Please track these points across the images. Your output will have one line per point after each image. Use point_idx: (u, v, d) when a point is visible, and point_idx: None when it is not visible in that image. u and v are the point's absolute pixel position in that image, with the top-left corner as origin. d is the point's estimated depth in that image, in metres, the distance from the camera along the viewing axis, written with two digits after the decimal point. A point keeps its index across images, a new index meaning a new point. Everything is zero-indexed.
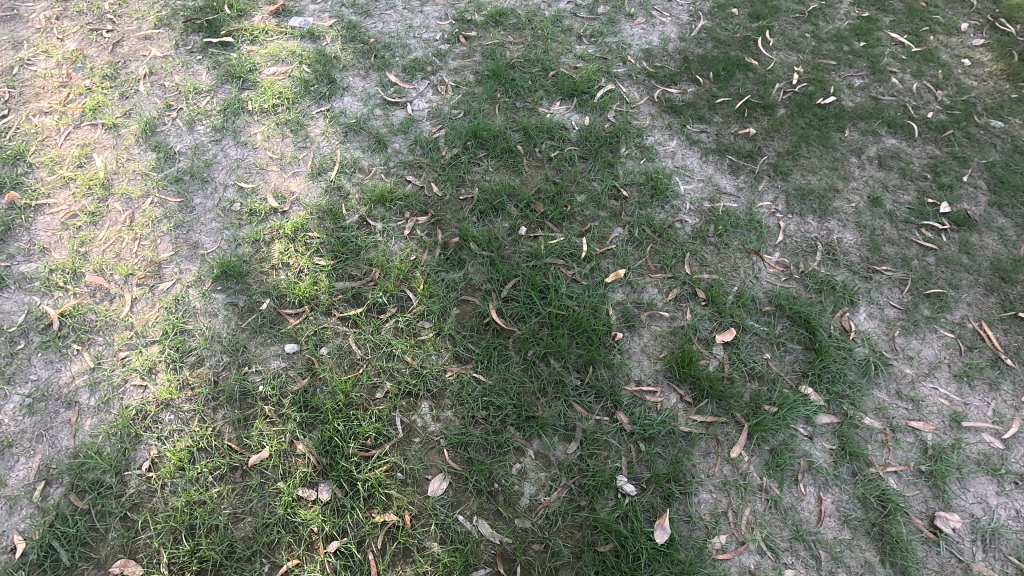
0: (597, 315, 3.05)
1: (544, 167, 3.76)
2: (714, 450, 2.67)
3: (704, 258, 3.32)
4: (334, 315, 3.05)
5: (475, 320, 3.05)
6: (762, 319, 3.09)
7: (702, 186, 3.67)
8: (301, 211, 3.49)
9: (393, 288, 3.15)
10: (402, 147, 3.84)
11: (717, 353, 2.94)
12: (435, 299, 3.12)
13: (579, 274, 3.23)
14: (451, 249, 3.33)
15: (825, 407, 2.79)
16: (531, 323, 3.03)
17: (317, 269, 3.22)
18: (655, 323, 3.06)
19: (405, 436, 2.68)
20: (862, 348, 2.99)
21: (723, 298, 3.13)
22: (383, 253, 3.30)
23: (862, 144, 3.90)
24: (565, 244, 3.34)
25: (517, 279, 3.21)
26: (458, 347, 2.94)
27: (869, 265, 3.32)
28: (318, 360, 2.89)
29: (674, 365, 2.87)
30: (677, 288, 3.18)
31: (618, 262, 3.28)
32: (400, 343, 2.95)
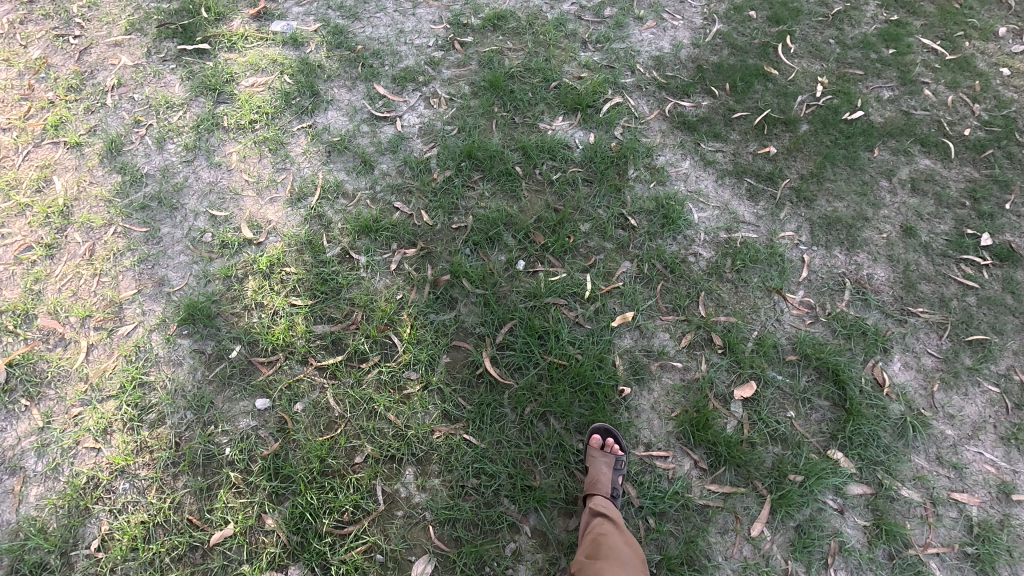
0: (602, 366, 2.76)
1: (545, 191, 3.44)
2: (733, 527, 2.38)
3: (720, 297, 3.01)
4: (311, 364, 2.78)
5: (467, 371, 2.76)
6: (785, 370, 2.78)
7: (718, 214, 3.34)
8: (278, 242, 3.19)
9: (377, 333, 2.86)
10: (390, 169, 3.52)
11: (736, 412, 2.66)
12: (423, 346, 2.83)
13: (582, 316, 2.93)
14: (441, 287, 3.02)
15: (857, 476, 2.50)
16: (529, 375, 2.73)
17: (293, 311, 2.93)
18: (666, 374, 2.76)
19: (386, 509, 2.40)
20: (897, 405, 2.69)
21: (741, 346, 2.83)
22: (366, 291, 3.00)
23: (894, 165, 3.56)
24: (567, 282, 3.04)
25: (513, 322, 2.91)
26: (447, 404, 2.66)
27: (904, 306, 3.00)
28: (291, 418, 2.62)
29: (688, 426, 2.58)
30: (691, 333, 2.88)
31: (625, 302, 2.97)
32: (383, 399, 2.67)
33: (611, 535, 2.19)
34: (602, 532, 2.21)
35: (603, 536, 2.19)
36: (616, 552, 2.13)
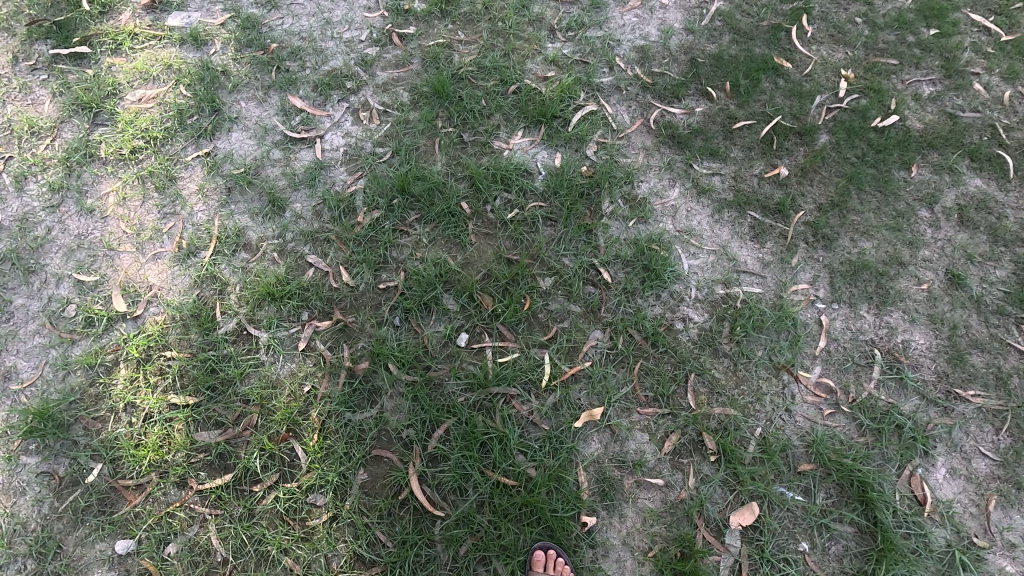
0: (560, 487, 2.16)
1: (497, 234, 2.75)
2: None
3: (714, 382, 2.38)
4: (189, 489, 2.19)
5: (388, 496, 2.17)
6: (797, 484, 2.17)
7: (713, 261, 2.67)
8: (158, 315, 2.53)
9: (274, 444, 2.25)
10: (305, 209, 2.82)
11: (732, 548, 2.06)
12: (333, 461, 2.23)
13: (538, 413, 2.30)
14: (360, 375, 2.39)
15: None
16: (466, 501, 2.15)
17: (169, 414, 2.31)
18: (644, 494, 2.16)
19: None
20: (943, 532, 2.09)
21: (741, 453, 2.21)
22: (265, 384, 2.38)
23: (936, 187, 2.82)
24: (520, 364, 2.39)
25: (450, 423, 2.29)
26: (359, 545, 2.09)
27: (949, 388, 2.35)
28: (157, 568, 2.06)
29: (669, 574, 2.00)
30: (676, 434, 2.26)
31: (593, 392, 2.34)
32: (278, 540, 2.10)
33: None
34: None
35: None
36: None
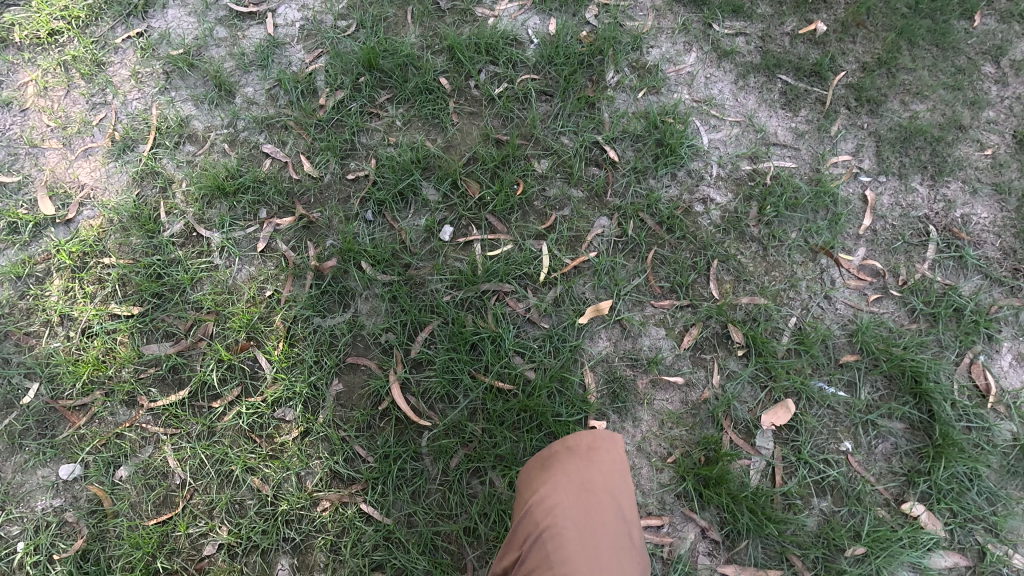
0: (564, 390, 1.87)
1: (484, 113, 2.34)
2: None
3: (741, 269, 2.04)
4: (140, 407, 1.91)
5: (366, 407, 1.89)
6: (839, 379, 1.88)
7: (738, 133, 2.26)
8: (92, 217, 2.18)
9: (233, 355, 1.96)
10: (257, 93, 2.40)
11: (764, 450, 1.79)
12: (301, 371, 1.93)
13: (536, 310, 1.98)
14: (329, 275, 2.06)
15: (946, 542, 1.69)
16: (456, 409, 1.86)
17: (112, 326, 2.00)
18: (660, 395, 1.87)
19: None
20: (1008, 425, 1.81)
21: (773, 346, 1.90)
22: (220, 290, 2.06)
23: (1004, 37, 2.37)
24: (513, 257, 2.05)
25: (434, 325, 1.98)
26: (335, 461, 1.82)
27: (1017, 265, 2.02)
28: (108, 494, 1.81)
29: (693, 481, 1.73)
30: (698, 328, 1.95)
31: (600, 285, 2.01)
32: (243, 458, 1.83)
33: (592, 483, 1.21)
34: (567, 469, 1.26)
35: (559, 478, 1.25)
36: (598, 526, 1.15)
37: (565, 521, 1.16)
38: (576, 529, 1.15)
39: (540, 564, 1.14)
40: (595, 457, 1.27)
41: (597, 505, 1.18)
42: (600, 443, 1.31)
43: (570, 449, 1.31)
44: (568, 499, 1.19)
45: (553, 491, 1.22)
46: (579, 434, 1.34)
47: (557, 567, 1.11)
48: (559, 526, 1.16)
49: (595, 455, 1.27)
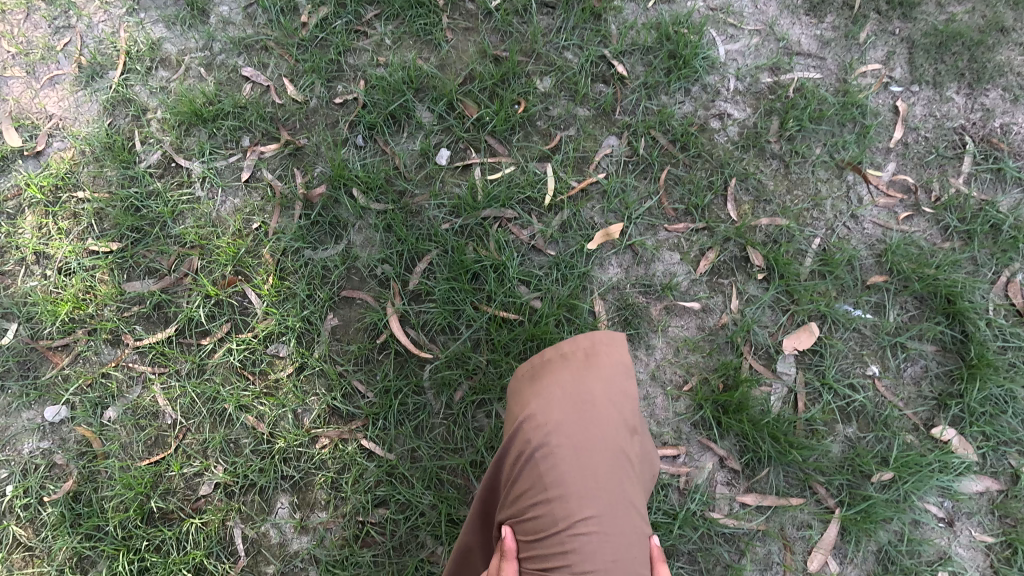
0: (573, 318, 1.77)
1: (479, 28, 2.08)
2: (780, 560, 1.56)
3: (762, 189, 1.89)
4: (125, 346, 1.81)
5: (364, 341, 1.78)
6: (866, 301, 1.76)
7: (759, 45, 2.03)
8: (63, 150, 2.02)
9: (220, 290, 1.84)
10: (233, 12, 2.14)
11: (785, 375, 1.69)
12: (294, 306, 1.82)
13: (542, 236, 1.85)
14: (319, 205, 1.92)
15: (977, 467, 1.61)
16: (458, 341, 1.76)
17: (91, 263, 1.89)
18: (675, 322, 1.76)
19: (251, 565, 1.62)
20: None
21: (796, 268, 1.78)
22: (203, 223, 1.93)
23: None
24: (516, 180, 1.91)
25: (433, 254, 1.85)
26: (333, 396, 1.73)
27: None
28: (96, 435, 1.72)
29: (711, 408, 1.64)
30: (715, 251, 1.82)
31: (609, 208, 1.88)
32: (236, 395, 1.74)
33: (589, 396, 1.10)
34: (561, 381, 1.13)
35: (553, 390, 1.13)
36: (595, 443, 1.07)
37: (560, 440, 1.07)
38: (571, 448, 1.06)
39: (533, 482, 1.08)
40: (592, 365, 1.14)
41: (594, 421, 1.08)
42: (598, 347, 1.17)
43: (564, 356, 1.17)
44: (562, 415, 1.09)
45: (546, 407, 1.11)
46: (575, 337, 1.19)
47: (551, 489, 1.05)
48: (554, 445, 1.07)
49: (594, 363, 1.14)
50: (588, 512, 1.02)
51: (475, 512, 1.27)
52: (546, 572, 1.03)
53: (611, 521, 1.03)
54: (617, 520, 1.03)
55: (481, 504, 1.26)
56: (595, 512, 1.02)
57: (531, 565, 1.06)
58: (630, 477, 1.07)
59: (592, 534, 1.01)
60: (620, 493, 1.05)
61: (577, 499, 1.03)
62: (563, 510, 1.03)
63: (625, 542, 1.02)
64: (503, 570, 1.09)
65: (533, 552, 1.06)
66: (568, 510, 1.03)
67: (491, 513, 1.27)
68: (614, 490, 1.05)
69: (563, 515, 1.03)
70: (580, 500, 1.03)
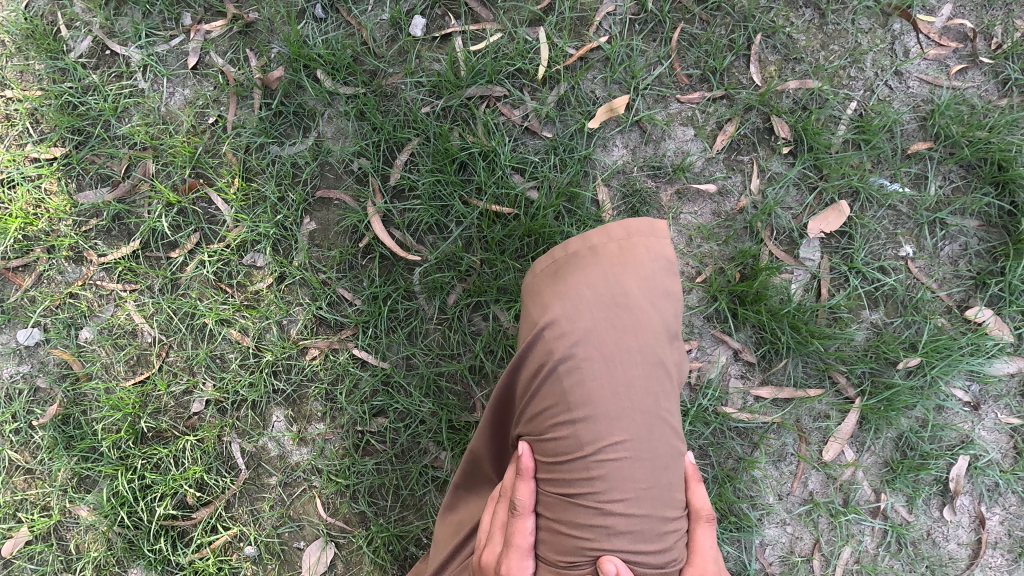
0: (573, 208, 1.58)
1: None
2: (795, 452, 1.49)
3: (791, 46, 1.61)
4: (90, 262, 1.67)
5: (346, 246, 1.63)
6: (905, 173, 1.55)
7: None
8: None
9: (182, 197, 1.66)
10: None
11: (809, 261, 1.54)
12: (265, 210, 1.64)
13: (536, 116, 1.62)
14: (279, 92, 1.68)
15: (1012, 348, 1.49)
16: (448, 240, 1.59)
17: (35, 174, 1.69)
18: (688, 209, 1.58)
19: (252, 478, 1.58)
20: None
21: (827, 138, 1.56)
22: (153, 121, 1.71)
23: None
24: (504, 50, 1.63)
25: (413, 143, 1.63)
26: (318, 306, 1.61)
27: None
28: (75, 356, 1.63)
29: (726, 300, 1.51)
30: (734, 124, 1.59)
31: (613, 79, 1.62)
32: (215, 309, 1.62)
33: (624, 300, 0.96)
34: (590, 281, 0.98)
35: (581, 292, 0.97)
36: (628, 357, 0.94)
37: (587, 353, 0.94)
38: (601, 362, 0.94)
39: (554, 397, 0.97)
40: (628, 262, 0.98)
41: (629, 331, 0.95)
42: (635, 240, 1.00)
43: (593, 250, 1.00)
44: (591, 324, 0.95)
45: (571, 314, 0.96)
46: (608, 227, 1.01)
47: (577, 409, 0.94)
48: (581, 358, 0.95)
49: (632, 261, 0.98)
50: (619, 436, 0.92)
51: (487, 424, 1.18)
52: (569, 496, 0.96)
53: (645, 445, 0.93)
54: (651, 445, 0.94)
55: (492, 416, 1.16)
56: (627, 436, 0.92)
57: (551, 487, 0.99)
58: (666, 395, 0.96)
59: (623, 459, 0.92)
60: (656, 414, 0.94)
61: (607, 420, 0.93)
62: (590, 433, 0.93)
63: (659, 466, 0.94)
64: (520, 490, 1.02)
65: (555, 474, 0.98)
66: (595, 433, 0.93)
67: (504, 425, 1.18)
68: (650, 410, 0.94)
69: (590, 439, 0.93)
70: (610, 423, 0.93)
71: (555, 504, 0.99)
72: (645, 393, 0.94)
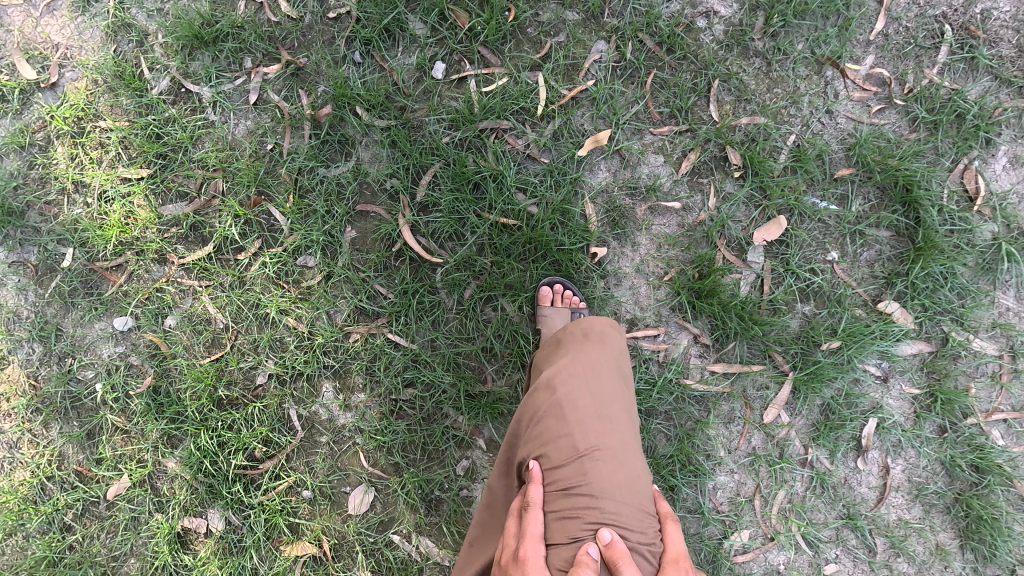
0: (566, 221, 1.95)
1: None
2: (741, 416, 1.87)
3: (743, 89, 1.98)
4: (171, 263, 2.05)
5: (381, 250, 2.00)
6: (832, 193, 1.93)
7: None
8: (77, 79, 2.12)
9: (247, 210, 2.04)
10: None
11: (754, 263, 1.92)
12: (315, 221, 2.02)
13: (536, 145, 1.99)
14: (326, 124, 2.05)
15: (914, 333, 1.87)
16: (465, 246, 1.97)
17: (126, 190, 2.07)
18: (658, 221, 1.96)
19: (307, 437, 1.96)
20: (990, 226, 1.89)
21: (770, 164, 1.93)
22: (221, 147, 2.09)
23: None
24: (509, 91, 2.00)
25: (436, 167, 2.01)
26: (360, 298, 1.98)
27: None
28: (163, 339, 2.01)
29: (687, 294, 1.89)
30: (696, 152, 1.97)
31: (598, 115, 1.99)
32: (276, 300, 2.00)
33: (602, 361, 1.54)
34: (581, 348, 1.57)
35: (575, 354, 1.56)
36: (606, 394, 1.50)
37: (581, 390, 1.49)
38: (590, 396, 1.48)
39: (557, 423, 1.47)
40: (604, 339, 1.59)
41: (605, 379, 1.52)
42: (607, 329, 1.62)
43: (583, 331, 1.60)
44: (583, 372, 1.51)
45: (570, 365, 1.53)
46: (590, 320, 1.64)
47: (574, 426, 1.45)
48: (576, 393, 1.48)
49: (606, 338, 1.60)
50: (601, 445, 1.43)
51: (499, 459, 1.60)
52: (569, 489, 1.40)
53: (619, 453, 1.44)
54: (623, 454, 1.44)
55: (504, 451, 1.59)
56: (607, 445, 1.43)
57: (556, 486, 1.41)
58: (629, 424, 1.50)
59: (605, 460, 1.42)
60: (624, 434, 1.47)
61: (594, 433, 1.44)
62: (583, 441, 1.43)
63: (629, 470, 1.43)
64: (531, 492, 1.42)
65: (558, 475, 1.42)
66: (586, 443, 1.43)
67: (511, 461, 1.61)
68: (621, 431, 1.47)
69: (584, 447, 1.43)
70: (596, 436, 1.44)
71: (557, 499, 1.40)
72: (617, 418, 1.48)
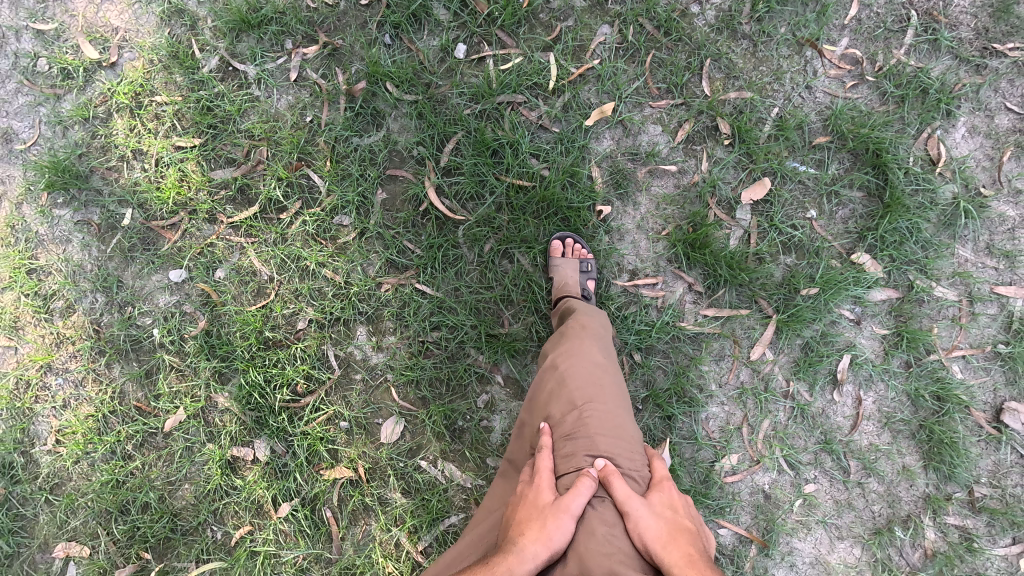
0: (574, 183, 2.20)
1: None
2: (730, 353, 2.11)
3: (732, 67, 2.23)
4: (221, 221, 2.29)
5: (409, 209, 2.25)
6: (811, 158, 2.18)
7: None
8: (134, 59, 2.36)
9: (290, 174, 2.28)
10: None
11: (742, 220, 2.16)
12: (350, 183, 2.26)
13: (548, 117, 2.24)
14: (359, 98, 2.29)
15: (884, 281, 2.11)
16: (484, 205, 2.21)
17: (180, 156, 2.31)
18: (657, 183, 2.20)
19: (343, 375, 2.19)
20: (950, 187, 2.14)
21: (756, 133, 2.18)
22: (265, 119, 2.33)
23: None
24: (524, 69, 2.25)
25: (458, 135, 2.25)
26: (390, 252, 2.22)
27: (987, 44, 2.19)
28: (214, 289, 2.25)
29: (682, 247, 2.13)
30: (690, 123, 2.21)
31: (603, 90, 2.24)
32: (316, 254, 2.24)
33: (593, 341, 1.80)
34: (576, 334, 1.83)
35: (572, 338, 1.82)
36: (598, 362, 1.73)
37: (576, 360, 1.73)
38: (584, 363, 1.72)
39: (558, 388, 1.69)
40: (595, 328, 1.85)
41: (597, 354, 1.76)
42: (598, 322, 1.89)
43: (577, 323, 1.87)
44: (578, 348, 1.76)
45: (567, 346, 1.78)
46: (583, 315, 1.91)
47: (571, 384, 1.67)
48: (572, 363, 1.72)
49: (597, 327, 1.86)
50: (596, 399, 1.63)
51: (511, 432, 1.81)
52: (569, 435, 1.59)
53: (611, 405, 1.63)
54: (615, 407, 1.64)
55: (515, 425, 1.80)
56: (601, 398, 1.63)
57: (558, 434, 1.61)
58: (620, 387, 1.71)
59: (599, 409, 1.62)
60: (615, 393, 1.68)
61: (589, 389, 1.65)
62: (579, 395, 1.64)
63: (621, 419, 1.62)
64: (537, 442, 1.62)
65: (559, 426, 1.62)
66: (582, 396, 1.64)
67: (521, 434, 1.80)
68: (612, 389, 1.67)
69: (580, 400, 1.63)
70: (590, 392, 1.65)
71: (560, 445, 1.59)
72: (608, 379, 1.69)
